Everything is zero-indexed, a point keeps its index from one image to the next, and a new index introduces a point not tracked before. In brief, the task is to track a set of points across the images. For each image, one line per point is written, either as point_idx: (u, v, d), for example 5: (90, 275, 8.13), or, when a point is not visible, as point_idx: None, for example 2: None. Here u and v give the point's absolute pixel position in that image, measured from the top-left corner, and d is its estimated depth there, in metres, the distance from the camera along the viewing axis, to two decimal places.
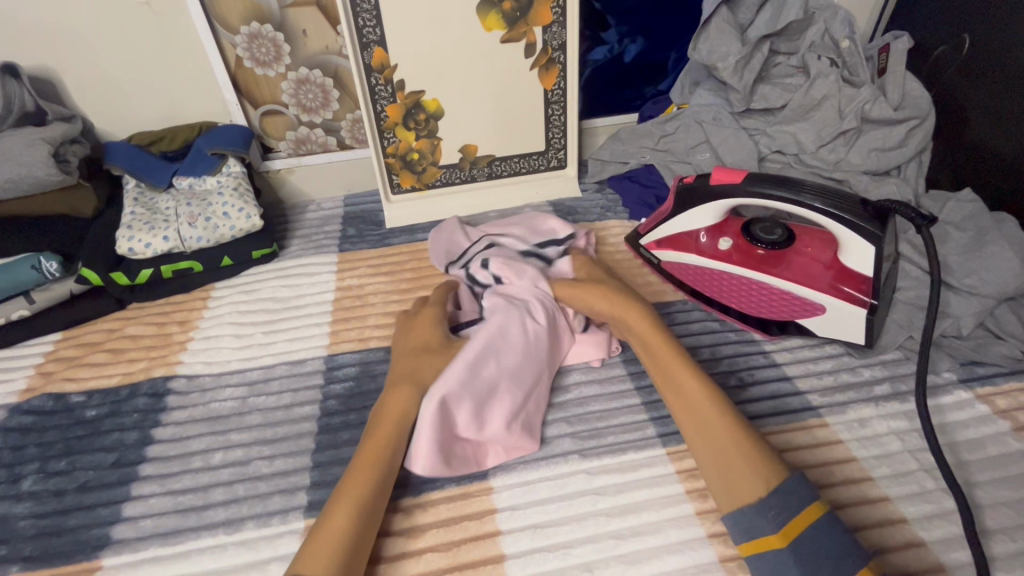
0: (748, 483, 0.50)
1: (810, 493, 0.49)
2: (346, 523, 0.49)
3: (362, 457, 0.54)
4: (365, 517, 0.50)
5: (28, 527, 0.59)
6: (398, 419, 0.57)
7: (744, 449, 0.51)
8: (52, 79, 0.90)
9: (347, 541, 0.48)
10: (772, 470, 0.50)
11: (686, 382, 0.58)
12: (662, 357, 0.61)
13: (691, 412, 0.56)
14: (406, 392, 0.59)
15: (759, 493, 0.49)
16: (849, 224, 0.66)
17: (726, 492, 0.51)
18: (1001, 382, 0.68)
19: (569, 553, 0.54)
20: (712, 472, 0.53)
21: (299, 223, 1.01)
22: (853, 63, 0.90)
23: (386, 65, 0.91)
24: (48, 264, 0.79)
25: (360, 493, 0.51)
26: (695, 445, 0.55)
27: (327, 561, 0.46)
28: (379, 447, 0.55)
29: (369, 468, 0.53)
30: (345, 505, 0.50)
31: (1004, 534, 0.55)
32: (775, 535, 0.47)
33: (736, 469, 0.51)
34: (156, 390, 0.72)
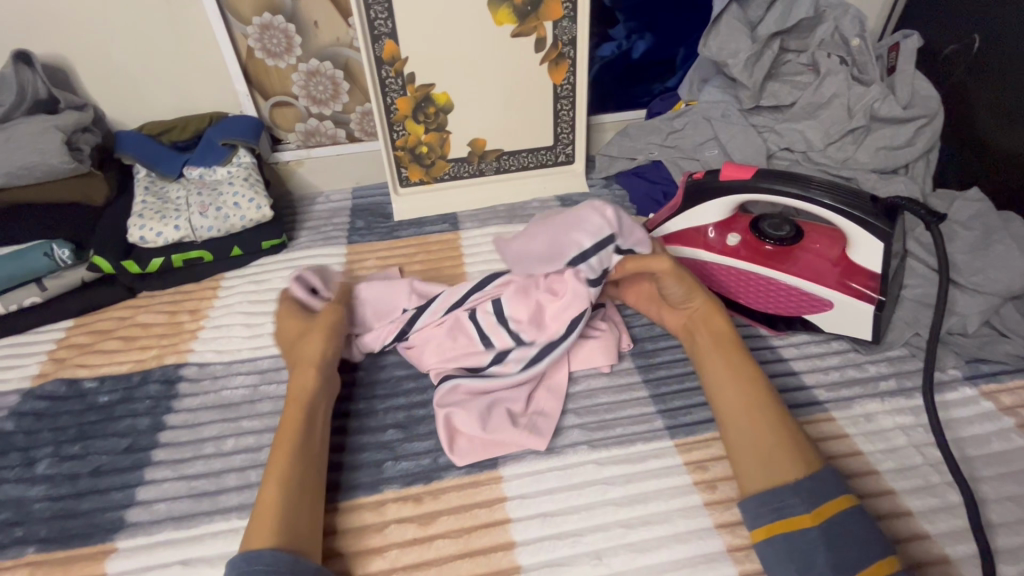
0: (787, 467, 0.52)
1: (840, 484, 0.51)
2: (281, 495, 0.52)
3: (281, 435, 0.56)
4: (299, 488, 0.53)
5: (43, 509, 0.60)
6: (305, 395, 0.60)
7: (789, 443, 0.54)
8: (65, 67, 0.90)
9: (288, 510, 0.51)
10: (806, 461, 0.53)
11: (750, 380, 0.59)
12: (733, 354, 0.61)
13: (750, 401, 0.57)
14: (309, 374, 0.61)
15: (796, 474, 0.51)
16: (859, 222, 0.66)
17: (763, 472, 0.53)
18: (1006, 380, 0.69)
19: (579, 541, 0.55)
20: (754, 454, 0.54)
21: (308, 215, 1.01)
22: (863, 61, 0.90)
23: (397, 58, 0.91)
24: (60, 251, 0.80)
25: (283, 468, 0.54)
26: (744, 429, 0.56)
27: (270, 530, 0.49)
28: (290, 425, 0.57)
29: (291, 444, 0.55)
30: (275, 480, 0.53)
31: (1008, 528, 0.56)
32: (807, 514, 0.49)
33: (777, 458, 0.53)
34: (168, 377, 0.73)
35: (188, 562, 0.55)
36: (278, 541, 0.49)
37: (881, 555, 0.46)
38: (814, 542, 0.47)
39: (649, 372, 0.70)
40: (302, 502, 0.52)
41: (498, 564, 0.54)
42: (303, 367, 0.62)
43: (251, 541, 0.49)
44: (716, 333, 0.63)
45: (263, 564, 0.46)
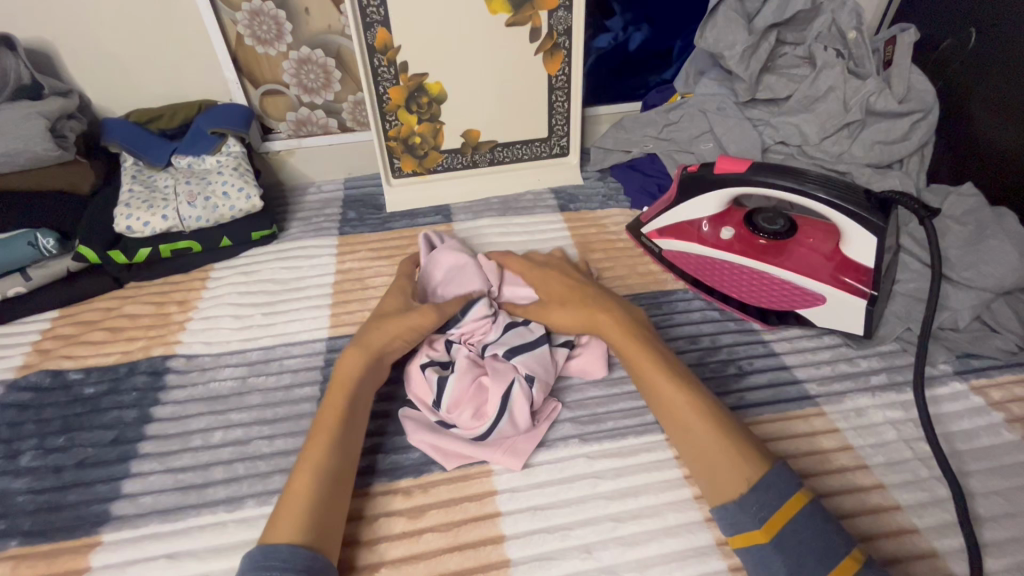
0: (732, 484, 0.49)
1: (789, 485, 0.48)
2: (309, 489, 0.50)
3: (319, 424, 0.55)
4: (329, 484, 0.52)
5: (27, 502, 0.59)
6: (351, 386, 0.58)
7: (729, 454, 0.51)
8: (48, 52, 0.88)
9: (313, 507, 0.49)
10: (749, 464, 0.50)
11: (658, 386, 0.57)
12: (637, 360, 0.60)
13: (676, 418, 0.56)
14: (357, 361, 0.60)
15: (741, 491, 0.49)
16: (853, 215, 0.66)
17: (715, 492, 0.51)
18: (996, 375, 0.69)
19: (568, 534, 0.55)
20: (703, 479, 0.52)
21: (299, 205, 1.00)
22: (860, 55, 0.90)
23: (389, 46, 0.90)
24: (44, 240, 0.78)
25: (322, 460, 0.52)
26: (688, 452, 0.54)
27: (294, 525, 0.48)
28: (333, 415, 0.56)
29: (329, 436, 0.54)
30: (307, 472, 0.51)
31: (995, 522, 0.56)
32: (757, 530, 0.47)
33: (725, 477, 0.50)
34: (155, 369, 0.72)
35: (174, 555, 0.55)
36: (301, 538, 0.47)
37: (842, 557, 0.44)
38: (772, 555, 0.46)
39: None
40: (329, 500, 0.51)
41: (486, 558, 0.53)
42: (354, 351, 0.61)
43: (273, 533, 0.47)
44: (618, 343, 0.62)
45: (280, 561, 0.45)
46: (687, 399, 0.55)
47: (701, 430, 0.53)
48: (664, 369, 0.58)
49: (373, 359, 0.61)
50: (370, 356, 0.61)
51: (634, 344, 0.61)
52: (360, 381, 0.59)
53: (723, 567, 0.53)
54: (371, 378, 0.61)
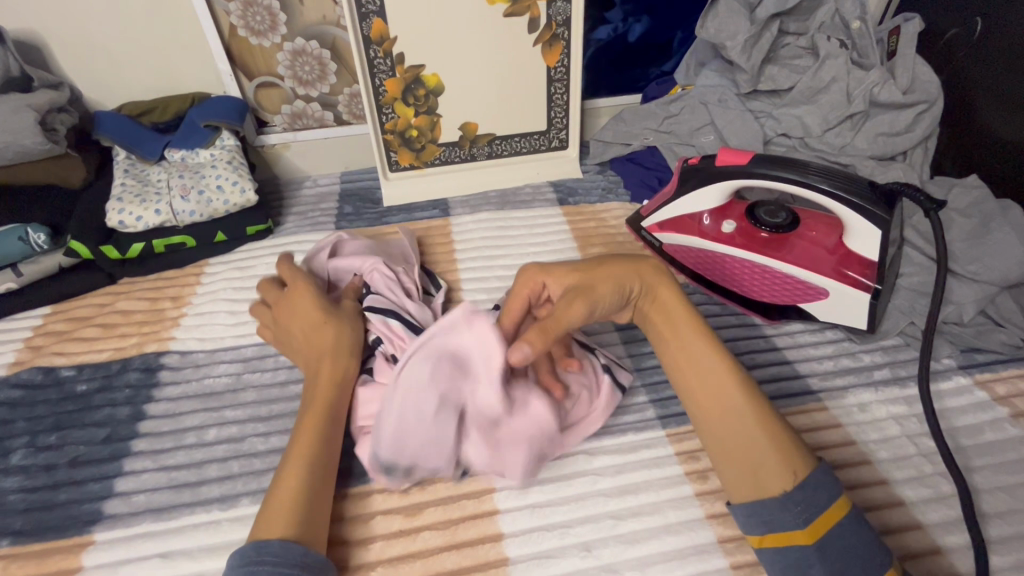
0: (776, 476, 0.47)
1: (827, 486, 0.47)
2: (302, 484, 0.50)
3: (307, 418, 0.55)
4: (319, 479, 0.51)
5: (17, 501, 0.58)
6: (337, 381, 0.58)
7: (777, 444, 0.49)
8: (39, 45, 0.87)
9: (306, 502, 0.49)
10: (795, 461, 0.48)
11: (709, 367, 0.54)
12: (690, 337, 0.56)
13: (720, 402, 0.52)
14: (340, 356, 0.59)
15: (784, 486, 0.47)
16: (856, 208, 0.65)
17: (751, 482, 0.49)
18: (1001, 369, 0.68)
19: (568, 532, 0.54)
20: (737, 464, 0.50)
21: (295, 200, 0.99)
22: (863, 45, 0.88)
23: (385, 37, 0.88)
24: (35, 235, 0.77)
25: (314, 452, 0.52)
26: (723, 436, 0.51)
27: (286, 520, 0.47)
28: (322, 410, 0.55)
29: (317, 431, 0.54)
30: (298, 466, 0.51)
31: (1000, 519, 0.55)
32: (800, 530, 0.45)
33: (768, 466, 0.48)
34: (148, 365, 0.71)
35: (167, 555, 0.54)
36: (293, 532, 0.47)
37: (884, 567, 0.44)
38: (809, 557, 0.44)
39: (641, 360, 0.69)
40: (320, 495, 0.51)
41: (484, 557, 0.53)
42: (332, 346, 0.60)
43: (265, 527, 0.47)
44: (671, 319, 0.58)
45: (272, 555, 0.44)
46: (739, 386, 0.53)
47: (751, 420, 0.51)
48: (720, 354, 0.54)
49: (354, 354, 0.61)
50: (350, 352, 0.60)
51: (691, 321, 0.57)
52: (343, 376, 0.58)
53: (724, 565, 0.52)
54: (354, 372, 0.60)
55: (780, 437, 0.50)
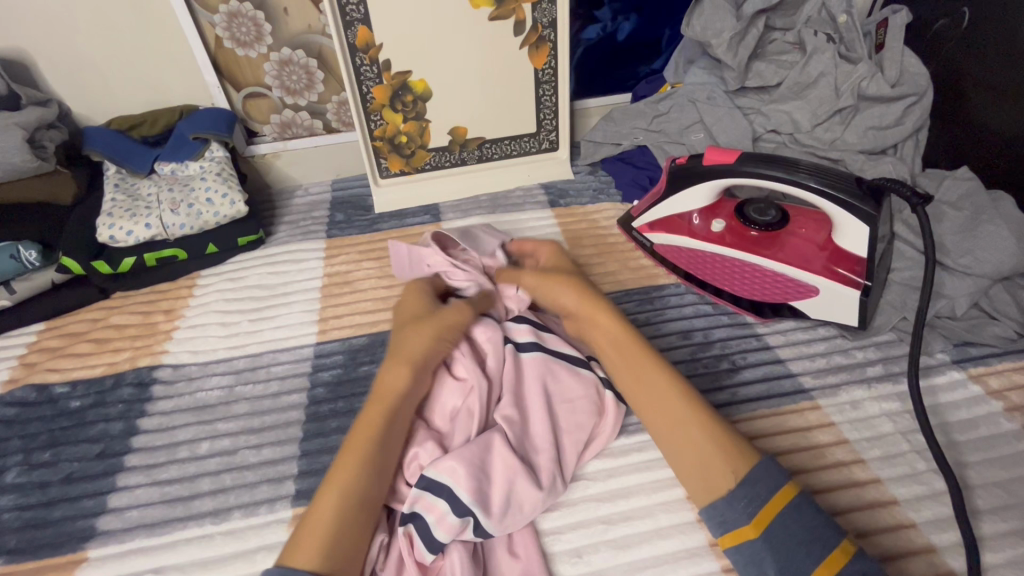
0: (721, 476, 0.50)
1: (779, 477, 0.49)
2: (335, 511, 0.48)
3: (355, 435, 0.52)
4: (356, 504, 0.49)
5: (13, 519, 0.59)
6: (395, 401, 0.55)
7: (720, 442, 0.52)
8: (25, 61, 0.87)
9: (337, 532, 0.47)
10: (739, 460, 0.50)
11: (650, 375, 0.57)
12: (631, 352, 0.59)
13: (661, 411, 0.55)
14: (402, 374, 0.57)
15: (731, 485, 0.49)
16: (843, 204, 0.65)
17: (701, 484, 0.51)
18: (995, 363, 0.67)
19: (559, 538, 0.54)
20: (687, 468, 0.53)
21: (287, 208, 0.99)
22: (850, 39, 0.87)
23: (370, 44, 0.89)
24: (27, 252, 0.78)
25: (351, 477, 0.50)
26: (670, 442, 0.54)
27: (317, 549, 0.45)
28: (370, 428, 0.53)
29: (357, 457, 0.51)
30: (336, 490, 0.49)
31: (994, 514, 0.55)
32: (749, 525, 0.47)
33: (715, 466, 0.50)
34: (141, 380, 0.71)
35: (160, 570, 0.54)
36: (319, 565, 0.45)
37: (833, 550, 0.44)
38: (774, 548, 0.46)
39: None
40: (356, 527, 0.48)
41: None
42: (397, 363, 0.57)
43: (292, 555, 0.45)
44: (608, 333, 0.62)
45: None
46: (682, 393, 0.55)
47: (699, 428, 0.53)
48: (665, 366, 0.57)
49: (419, 370, 0.57)
50: (411, 366, 0.57)
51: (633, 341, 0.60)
52: (402, 399, 0.55)
53: (717, 568, 0.51)
54: (415, 391, 0.57)
55: (728, 440, 0.52)
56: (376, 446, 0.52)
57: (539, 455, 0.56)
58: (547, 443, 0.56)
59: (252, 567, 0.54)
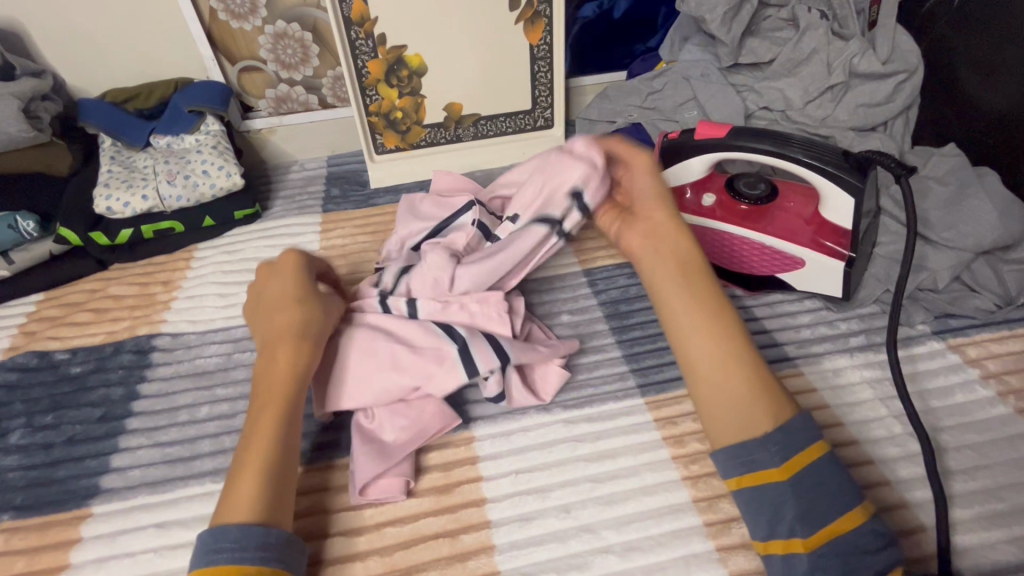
0: (761, 416, 0.51)
1: (797, 435, 0.50)
2: (257, 480, 0.49)
3: (257, 409, 0.53)
4: (277, 467, 0.50)
5: (18, 478, 0.60)
6: (287, 366, 0.55)
7: (765, 385, 0.52)
8: (18, 31, 0.87)
9: (263, 490, 0.49)
10: (778, 407, 0.52)
11: (710, 302, 0.56)
12: (696, 278, 0.58)
13: (715, 339, 0.55)
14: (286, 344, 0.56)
15: (768, 429, 0.50)
16: (832, 177, 0.66)
17: (734, 419, 0.52)
18: (973, 333, 0.69)
19: (548, 495, 0.56)
20: (718, 395, 0.53)
21: (283, 183, 1.00)
22: (844, 15, 0.89)
23: (366, 18, 0.89)
24: (24, 223, 0.79)
25: (266, 448, 0.51)
26: (710, 367, 0.54)
27: (247, 508, 0.48)
28: (273, 401, 0.53)
29: (273, 423, 0.52)
30: (253, 462, 0.50)
31: (965, 474, 0.57)
32: (776, 469, 0.48)
33: (758, 405, 0.51)
34: (141, 347, 0.73)
35: (163, 525, 0.56)
36: (253, 518, 0.47)
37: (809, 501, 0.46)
38: None
39: (622, 333, 0.71)
40: (279, 482, 0.50)
41: (468, 519, 0.55)
42: (280, 338, 0.56)
43: (225, 514, 0.47)
44: (682, 256, 0.59)
45: (230, 542, 0.45)
46: (737, 332, 0.55)
47: (750, 371, 0.53)
48: (722, 300, 0.57)
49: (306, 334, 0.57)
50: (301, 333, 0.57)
51: (700, 274, 0.58)
52: (292, 367, 0.55)
53: (698, 523, 0.54)
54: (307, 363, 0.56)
55: (765, 389, 0.52)
56: (284, 414, 0.53)
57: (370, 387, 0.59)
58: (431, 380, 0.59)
59: None
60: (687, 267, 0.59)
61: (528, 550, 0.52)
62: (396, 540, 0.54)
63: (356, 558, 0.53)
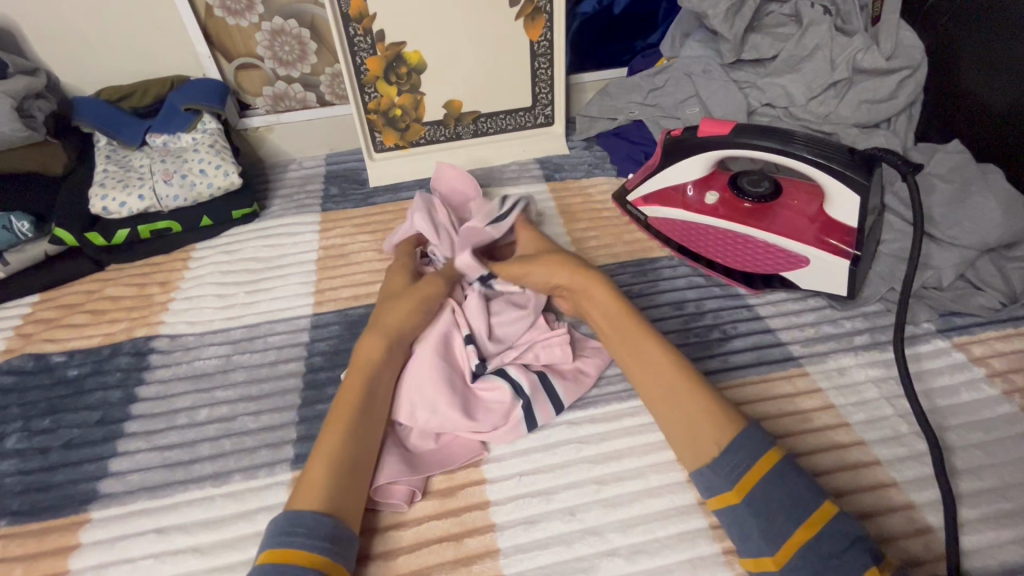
0: (709, 439, 0.51)
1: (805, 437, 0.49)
2: (331, 468, 0.50)
3: (342, 398, 0.55)
4: (352, 458, 0.51)
5: (15, 483, 0.60)
6: (367, 365, 0.58)
7: (707, 411, 0.52)
8: (10, 28, 0.86)
9: (334, 479, 0.49)
10: (728, 424, 0.51)
11: (640, 347, 0.58)
12: (624, 326, 0.60)
13: (653, 384, 0.56)
14: (375, 343, 0.59)
15: (716, 451, 0.50)
16: (836, 174, 0.66)
17: (691, 454, 0.52)
18: (978, 331, 0.69)
19: (552, 498, 0.55)
20: (673, 433, 0.54)
21: (281, 182, 0.99)
22: (847, 11, 0.88)
23: (364, 14, 0.87)
24: (19, 224, 0.78)
25: (338, 439, 0.52)
26: (656, 410, 0.56)
27: (317, 496, 0.48)
28: (355, 391, 0.55)
29: (350, 412, 0.54)
30: (327, 453, 0.51)
31: (971, 474, 0.57)
32: (731, 490, 0.48)
33: (703, 433, 0.51)
34: (139, 349, 0.72)
35: (163, 530, 0.55)
36: (319, 506, 0.47)
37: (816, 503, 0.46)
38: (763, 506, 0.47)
39: None
40: (353, 474, 0.51)
41: (472, 523, 0.54)
42: (369, 336, 0.60)
43: (297, 501, 0.48)
44: (608, 313, 0.61)
45: (304, 528, 0.45)
46: (677, 369, 0.55)
47: (691, 404, 0.53)
48: (656, 340, 0.58)
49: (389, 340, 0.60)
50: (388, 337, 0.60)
51: (628, 316, 0.60)
52: (370, 363, 0.58)
53: (704, 525, 0.53)
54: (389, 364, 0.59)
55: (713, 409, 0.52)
56: (361, 411, 0.54)
57: (430, 414, 0.58)
58: (491, 412, 0.60)
59: (253, 526, 0.55)
60: (613, 318, 0.61)
61: (533, 553, 0.52)
62: (399, 545, 0.53)
63: (361, 562, 0.52)
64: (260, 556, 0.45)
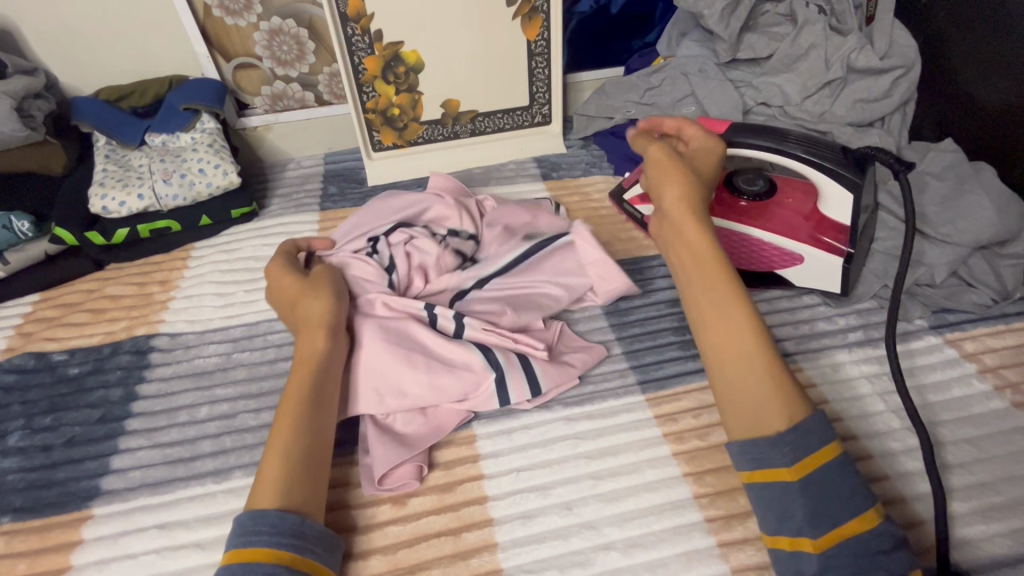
0: (774, 413, 0.50)
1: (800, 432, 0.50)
2: (284, 465, 0.50)
3: (286, 397, 0.54)
4: (305, 454, 0.51)
5: (17, 481, 0.60)
6: (311, 360, 0.56)
7: (778, 380, 0.51)
8: (10, 29, 0.86)
9: (291, 476, 0.50)
10: (795, 407, 0.50)
11: (722, 301, 0.55)
12: (710, 275, 0.57)
13: (731, 341, 0.54)
14: (315, 339, 0.58)
15: (779, 427, 0.50)
16: (829, 172, 0.66)
17: (745, 419, 0.52)
18: (970, 328, 0.70)
19: (549, 493, 0.56)
20: (733, 395, 0.53)
21: (279, 181, 0.99)
22: (842, 11, 0.88)
23: (362, 14, 0.88)
24: (19, 223, 0.78)
25: (290, 436, 0.51)
26: (724, 365, 0.54)
27: (276, 494, 0.48)
28: (299, 389, 0.54)
29: (297, 408, 0.53)
30: (279, 451, 0.50)
31: (962, 468, 0.58)
32: (790, 467, 0.48)
33: (770, 404, 0.51)
34: (139, 348, 0.72)
35: (165, 526, 0.56)
36: (281, 501, 0.48)
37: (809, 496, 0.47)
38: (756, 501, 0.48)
39: (622, 330, 0.71)
40: (309, 468, 0.51)
41: (469, 518, 0.55)
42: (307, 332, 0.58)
43: (257, 500, 0.48)
44: (698, 256, 0.58)
45: (268, 525, 0.46)
46: (755, 333, 0.54)
47: (768, 373, 0.52)
48: (743, 299, 0.55)
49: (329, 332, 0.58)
50: (328, 330, 0.58)
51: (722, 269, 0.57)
52: (315, 359, 0.56)
53: (699, 518, 0.54)
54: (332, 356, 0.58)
55: (786, 387, 0.51)
56: (310, 404, 0.54)
57: (398, 397, 0.59)
58: (467, 384, 0.60)
59: None
60: (703, 261, 0.58)
61: (529, 548, 0.53)
62: (397, 539, 0.54)
63: (354, 557, 0.53)
64: (225, 557, 0.46)
